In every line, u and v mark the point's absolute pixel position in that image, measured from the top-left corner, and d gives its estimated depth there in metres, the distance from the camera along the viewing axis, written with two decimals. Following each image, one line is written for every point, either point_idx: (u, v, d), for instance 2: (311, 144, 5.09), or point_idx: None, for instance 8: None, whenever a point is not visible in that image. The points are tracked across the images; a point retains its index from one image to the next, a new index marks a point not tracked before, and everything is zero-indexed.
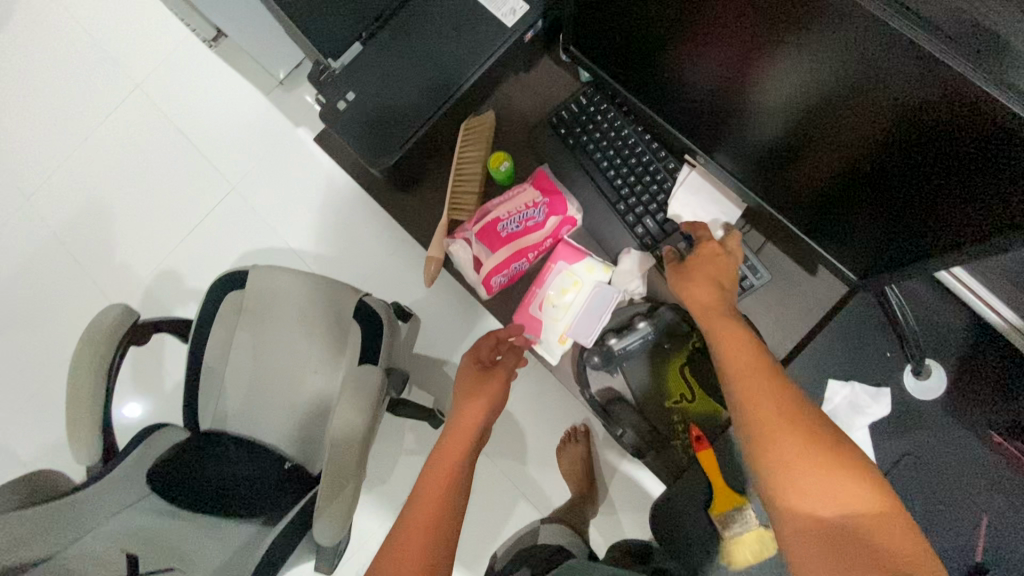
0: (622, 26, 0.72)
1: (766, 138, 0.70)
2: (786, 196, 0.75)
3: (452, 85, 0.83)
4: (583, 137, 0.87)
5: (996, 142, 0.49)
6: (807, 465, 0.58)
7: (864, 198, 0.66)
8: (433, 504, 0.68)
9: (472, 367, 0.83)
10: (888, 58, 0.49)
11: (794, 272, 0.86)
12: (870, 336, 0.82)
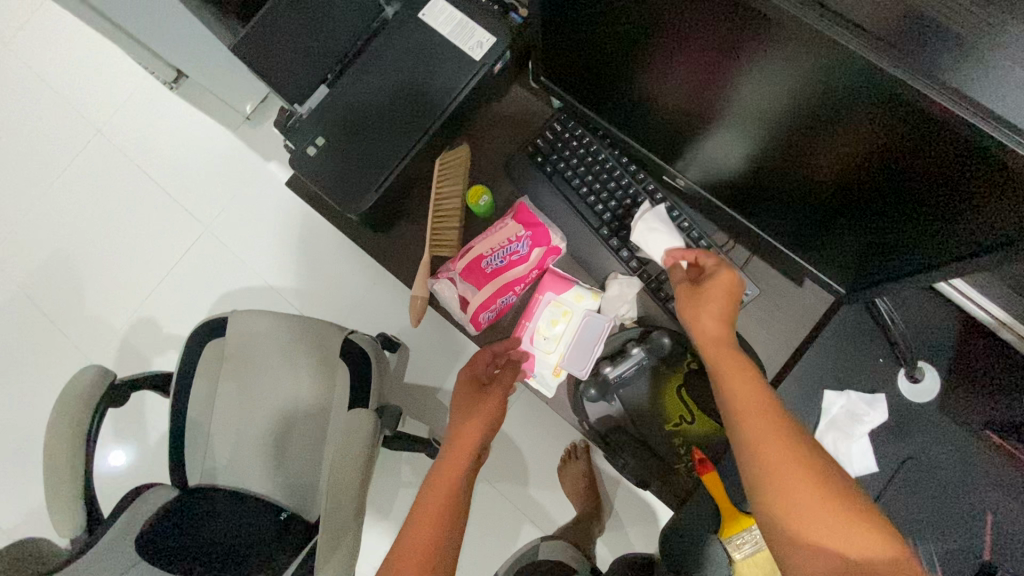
0: (585, 51, 0.71)
1: (740, 153, 0.69)
2: (768, 209, 0.74)
3: (423, 120, 0.82)
4: (561, 164, 0.87)
5: (964, 152, 0.48)
6: (819, 516, 0.55)
7: (844, 206, 0.65)
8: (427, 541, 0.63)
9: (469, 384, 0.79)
10: (854, 79, 0.49)
11: (782, 284, 0.86)
12: (863, 342, 0.81)
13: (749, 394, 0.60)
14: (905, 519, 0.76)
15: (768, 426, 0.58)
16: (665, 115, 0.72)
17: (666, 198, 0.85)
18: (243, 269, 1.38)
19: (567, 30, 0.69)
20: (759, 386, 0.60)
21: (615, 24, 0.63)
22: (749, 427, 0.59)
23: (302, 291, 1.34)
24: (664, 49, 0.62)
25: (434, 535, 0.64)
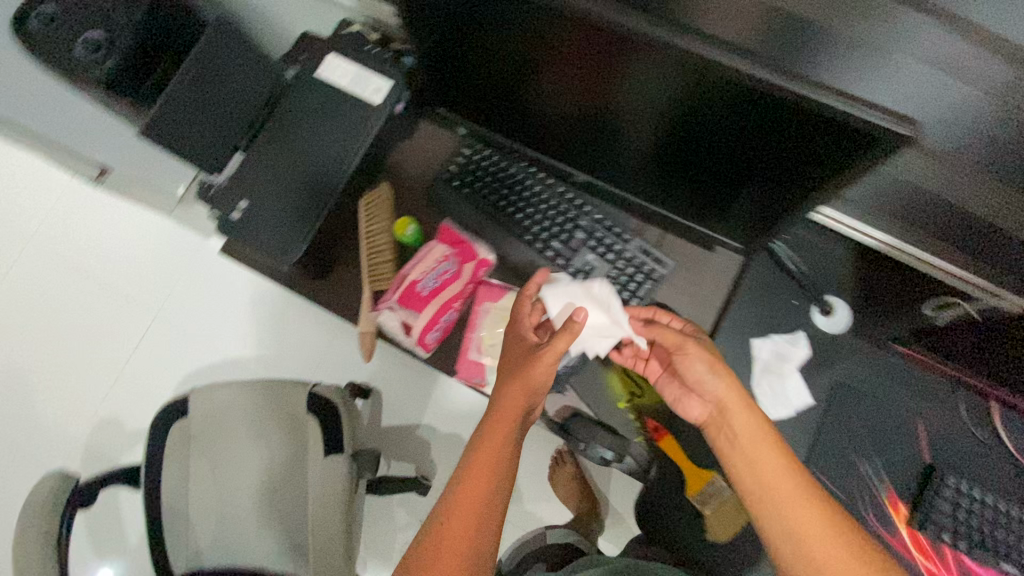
0: (478, 79, 0.79)
1: (629, 147, 0.76)
2: (663, 191, 0.82)
3: (339, 167, 0.86)
4: (476, 184, 0.93)
5: (792, 115, 0.56)
6: (824, 536, 0.63)
7: (721, 180, 0.73)
8: (467, 510, 0.65)
9: (519, 344, 0.76)
10: (694, 67, 0.57)
11: (695, 252, 0.91)
12: (776, 289, 0.89)
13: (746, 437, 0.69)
14: (847, 439, 0.84)
15: (773, 462, 0.66)
16: (559, 124, 0.79)
17: (577, 197, 0.92)
18: (198, 349, 1.38)
19: (461, 64, 0.76)
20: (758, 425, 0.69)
21: (504, 52, 0.70)
22: (756, 465, 0.67)
23: (261, 356, 1.35)
24: (542, 62, 0.68)
25: (472, 505, 0.66)
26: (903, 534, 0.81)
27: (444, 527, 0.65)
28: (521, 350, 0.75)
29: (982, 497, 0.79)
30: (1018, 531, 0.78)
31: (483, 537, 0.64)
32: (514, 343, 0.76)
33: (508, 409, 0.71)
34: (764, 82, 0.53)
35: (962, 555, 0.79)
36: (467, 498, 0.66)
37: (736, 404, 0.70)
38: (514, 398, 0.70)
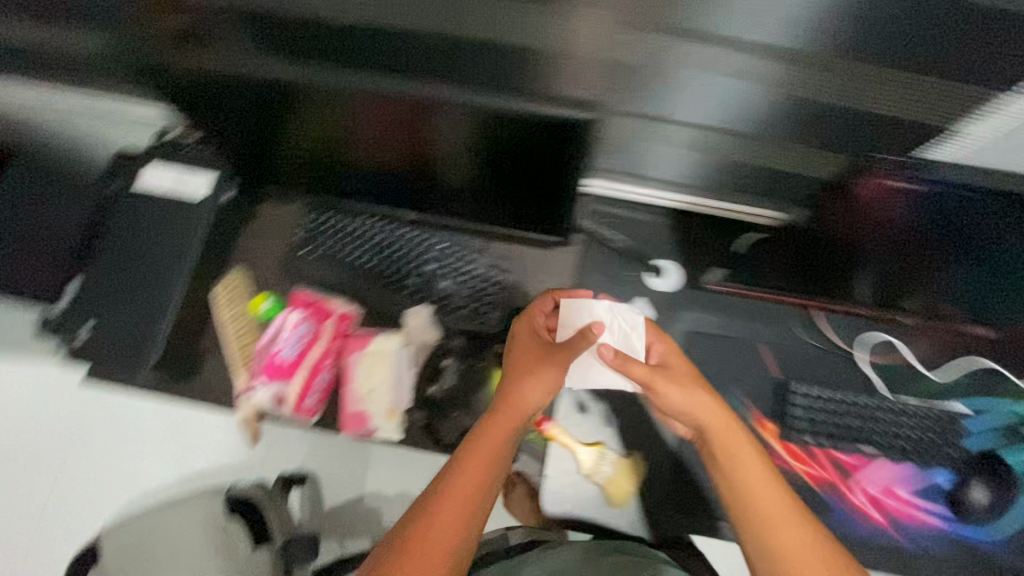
0: (287, 139, 0.82)
1: (435, 176, 0.84)
2: (474, 208, 0.91)
3: (177, 267, 0.88)
4: (324, 244, 0.98)
5: (535, 129, 0.65)
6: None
7: (512, 189, 0.83)
8: (452, 518, 0.56)
9: (537, 347, 0.69)
10: (457, 107, 0.64)
11: (538, 254, 0.99)
12: (611, 267, 0.99)
13: (724, 454, 0.59)
14: (709, 380, 0.93)
15: (754, 480, 0.57)
16: (383, 175, 0.86)
17: (419, 232, 0.98)
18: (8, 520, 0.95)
19: (282, 140, 0.82)
20: (735, 438, 0.60)
21: (303, 117, 0.73)
22: (734, 484, 0.58)
23: (97, 495, 0.96)
24: (345, 130, 0.75)
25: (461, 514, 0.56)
26: (778, 448, 0.89)
27: (423, 535, 0.54)
28: (536, 353, 0.68)
29: (829, 395, 0.89)
30: (866, 414, 0.88)
31: (468, 535, 0.56)
32: (531, 345, 0.69)
33: (520, 413, 0.63)
34: (507, 109, 0.62)
35: (827, 449, 0.89)
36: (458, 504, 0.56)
37: (714, 422, 0.61)
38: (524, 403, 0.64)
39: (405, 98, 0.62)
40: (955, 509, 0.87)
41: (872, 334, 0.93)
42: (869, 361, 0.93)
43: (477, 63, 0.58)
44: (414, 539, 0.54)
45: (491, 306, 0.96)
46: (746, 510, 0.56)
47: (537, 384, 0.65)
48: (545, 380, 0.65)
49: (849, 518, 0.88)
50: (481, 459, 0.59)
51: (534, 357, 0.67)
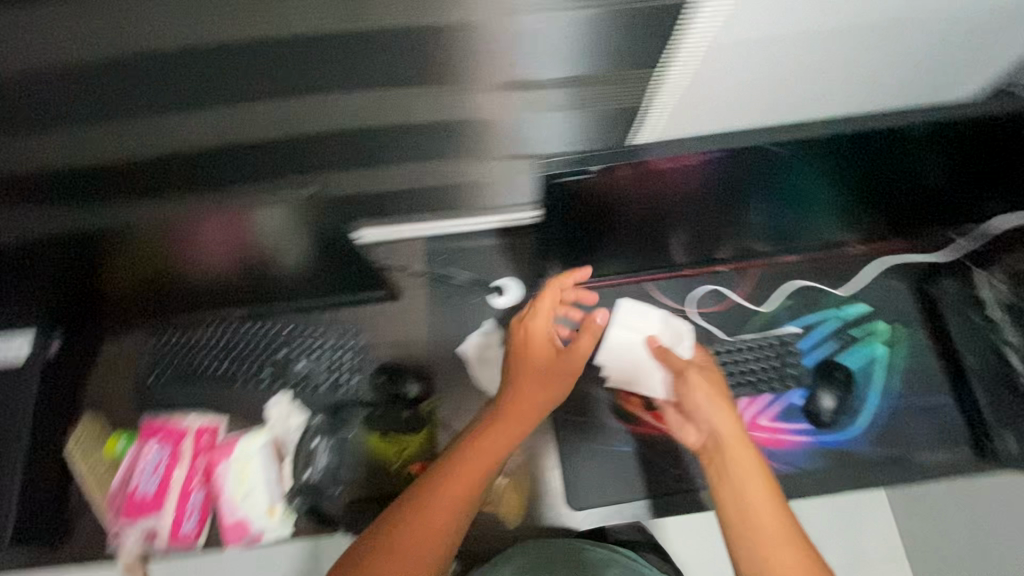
0: (77, 273, 0.82)
1: (232, 276, 0.89)
2: (278, 297, 0.97)
3: (10, 435, 0.85)
4: (166, 366, 0.96)
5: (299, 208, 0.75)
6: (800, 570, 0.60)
7: (303, 271, 0.92)
8: (458, 485, 0.71)
9: (541, 337, 0.85)
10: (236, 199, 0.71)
11: (386, 306, 1.01)
12: (457, 298, 1.02)
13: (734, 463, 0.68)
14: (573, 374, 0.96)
15: (752, 488, 0.65)
16: (210, 287, 0.92)
17: (261, 323, 0.99)
18: None
19: (105, 282, 0.87)
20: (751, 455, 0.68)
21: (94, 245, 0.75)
22: (739, 493, 0.65)
23: None
24: (160, 260, 0.81)
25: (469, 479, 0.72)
26: (646, 419, 0.94)
27: (434, 499, 0.69)
28: (540, 345, 0.84)
29: None
30: None
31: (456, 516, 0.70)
32: (537, 334, 0.85)
33: (524, 401, 0.80)
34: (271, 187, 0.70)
35: None
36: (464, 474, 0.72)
37: (738, 442, 0.70)
38: (530, 391, 0.81)
39: (182, 217, 0.71)
40: (814, 424, 0.93)
41: (696, 290, 1.01)
42: (700, 314, 1.00)
43: (237, 163, 0.67)
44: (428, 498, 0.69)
45: (350, 372, 0.97)
46: (742, 515, 0.63)
47: (535, 380, 0.82)
48: (536, 375, 0.82)
49: None
50: (492, 441, 0.76)
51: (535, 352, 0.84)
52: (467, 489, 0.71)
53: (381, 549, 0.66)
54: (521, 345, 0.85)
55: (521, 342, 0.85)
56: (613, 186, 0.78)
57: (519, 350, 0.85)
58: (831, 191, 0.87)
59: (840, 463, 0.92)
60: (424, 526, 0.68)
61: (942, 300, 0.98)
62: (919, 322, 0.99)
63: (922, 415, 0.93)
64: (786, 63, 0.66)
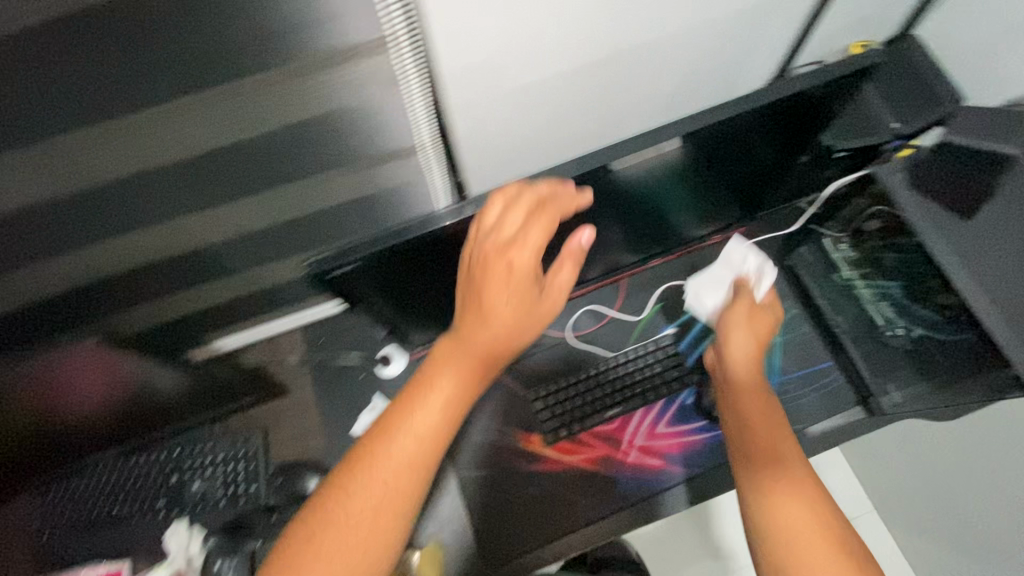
0: None
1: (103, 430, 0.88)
2: (153, 433, 0.95)
3: None
4: (56, 522, 0.94)
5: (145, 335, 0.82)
6: (812, 535, 0.58)
7: (173, 403, 0.91)
8: (430, 420, 0.62)
9: (533, 242, 0.65)
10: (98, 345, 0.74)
11: (274, 406, 1.02)
12: (343, 381, 1.03)
13: (759, 419, 0.69)
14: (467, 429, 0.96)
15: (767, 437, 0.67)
16: (78, 444, 0.88)
17: (141, 454, 0.96)
18: None
19: None
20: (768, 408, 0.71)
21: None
22: (749, 454, 0.67)
23: None
24: (32, 439, 0.78)
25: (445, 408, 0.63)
26: (550, 453, 0.94)
27: (387, 434, 0.62)
28: (529, 247, 0.64)
29: (566, 384, 0.97)
30: (601, 382, 0.97)
31: (398, 451, 0.61)
32: (528, 238, 0.65)
33: (491, 323, 0.64)
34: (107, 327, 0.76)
35: (588, 431, 0.95)
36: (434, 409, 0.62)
37: (756, 390, 0.72)
38: (508, 308, 0.64)
39: (50, 393, 0.72)
40: (709, 419, 0.95)
41: (574, 314, 1.02)
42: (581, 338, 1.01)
43: (76, 309, 0.70)
44: (399, 436, 0.61)
45: (247, 480, 0.96)
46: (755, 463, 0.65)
47: (514, 296, 0.64)
48: (511, 285, 0.63)
49: (635, 478, 0.93)
50: (472, 359, 0.64)
51: (524, 254, 0.64)
52: (420, 427, 0.62)
53: (339, 484, 0.60)
54: (506, 241, 0.65)
55: (504, 238, 0.65)
56: (406, 259, 0.72)
57: (507, 246, 0.64)
58: (664, 201, 0.88)
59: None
60: (394, 463, 0.60)
61: (802, 271, 1.02)
62: (785, 296, 1.04)
63: (808, 384, 0.97)
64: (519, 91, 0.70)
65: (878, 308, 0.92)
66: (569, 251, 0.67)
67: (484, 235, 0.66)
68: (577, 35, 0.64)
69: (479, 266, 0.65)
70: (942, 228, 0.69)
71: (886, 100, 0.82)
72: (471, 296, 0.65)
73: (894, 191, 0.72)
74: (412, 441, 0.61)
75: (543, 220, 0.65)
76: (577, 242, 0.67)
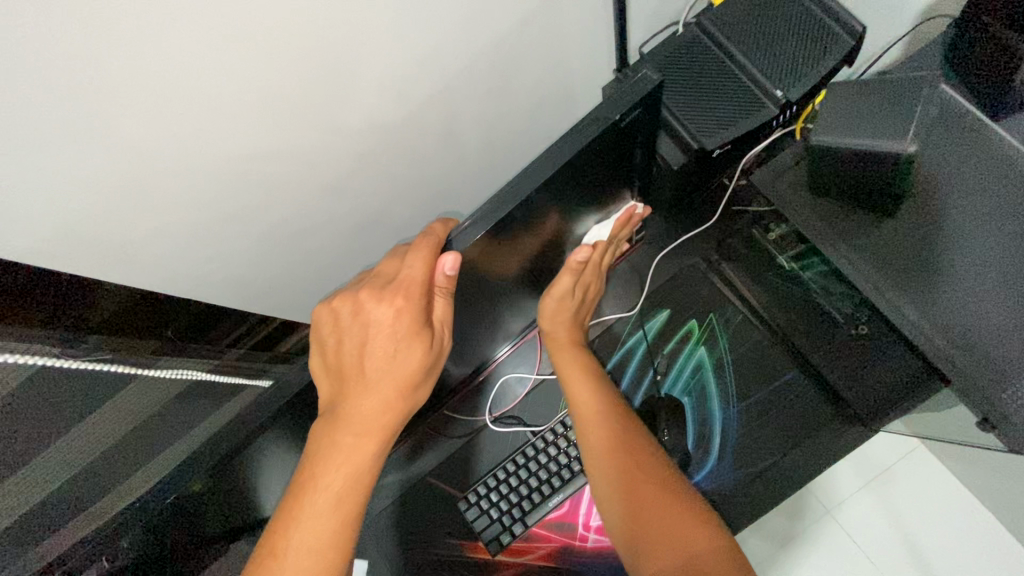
0: None
1: None
2: None
3: None
4: None
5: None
6: (633, 462, 0.65)
7: None
8: (341, 484, 0.50)
9: (409, 291, 0.48)
10: None
11: None
12: None
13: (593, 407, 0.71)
14: (411, 553, 0.85)
15: (602, 433, 0.68)
16: None
17: None
18: None
19: None
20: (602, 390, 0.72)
21: None
22: (588, 434, 0.69)
23: None
24: None
25: (353, 471, 0.51)
26: (502, 560, 0.83)
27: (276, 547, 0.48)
28: (410, 301, 0.48)
29: (499, 478, 0.85)
30: (536, 466, 0.85)
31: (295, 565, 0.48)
32: (409, 278, 0.47)
33: (373, 393, 0.51)
34: None
35: (536, 524, 0.84)
36: (338, 477, 0.50)
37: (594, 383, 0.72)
38: (389, 376, 0.52)
39: None
40: None
41: (493, 390, 0.89)
42: (507, 415, 0.88)
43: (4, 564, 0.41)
44: (293, 545, 0.48)
45: None
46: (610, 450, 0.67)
47: (402, 362, 0.52)
48: (391, 346, 0.51)
49: (600, 568, 0.80)
50: (362, 437, 0.51)
51: (403, 310, 0.49)
52: (319, 520, 0.49)
53: None
54: (387, 281, 0.50)
55: (384, 280, 0.50)
56: (236, 474, 0.51)
57: (379, 296, 0.49)
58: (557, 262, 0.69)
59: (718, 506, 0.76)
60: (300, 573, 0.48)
61: (732, 274, 0.84)
62: (725, 297, 0.84)
63: (780, 403, 0.79)
64: (280, 195, 0.59)
65: (834, 306, 0.75)
66: (436, 283, 0.48)
67: (338, 310, 0.52)
68: (282, 122, 0.53)
69: (337, 334, 0.52)
70: (859, 245, 0.55)
71: (743, 55, 0.64)
72: (327, 374, 0.52)
73: (783, 204, 0.59)
74: (329, 511, 0.50)
75: (424, 249, 0.47)
76: (441, 271, 0.47)
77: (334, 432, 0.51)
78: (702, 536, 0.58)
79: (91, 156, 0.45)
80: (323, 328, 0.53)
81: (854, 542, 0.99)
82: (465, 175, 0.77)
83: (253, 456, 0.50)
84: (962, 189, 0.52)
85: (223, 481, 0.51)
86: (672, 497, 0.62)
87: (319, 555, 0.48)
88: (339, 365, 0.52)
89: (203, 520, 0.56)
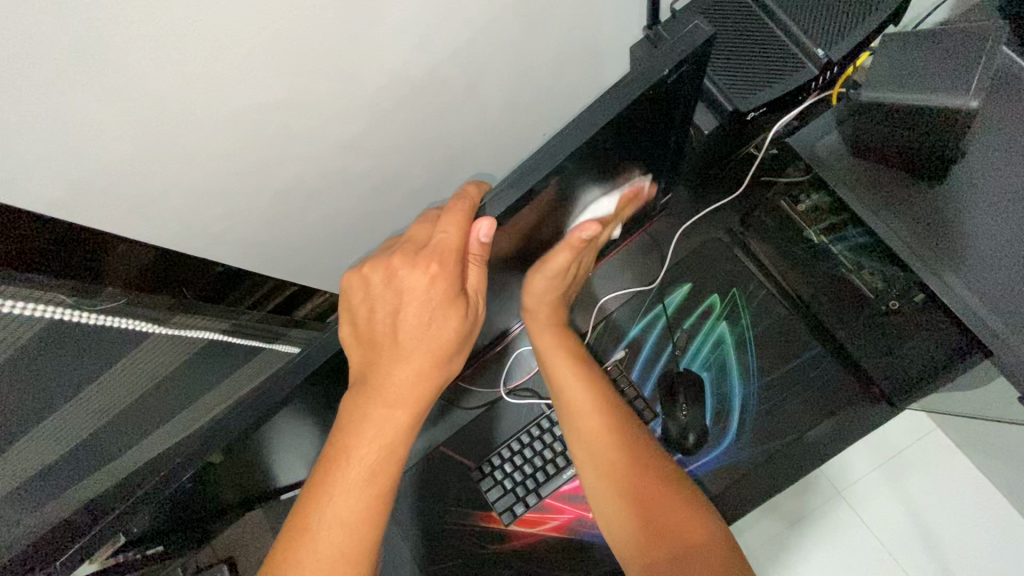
0: None
1: None
2: None
3: None
4: None
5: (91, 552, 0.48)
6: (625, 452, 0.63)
7: None
8: (376, 455, 0.50)
9: (444, 258, 0.46)
10: None
11: None
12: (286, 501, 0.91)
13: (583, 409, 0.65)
14: (425, 522, 0.85)
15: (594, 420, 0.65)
16: None
17: None
18: None
19: None
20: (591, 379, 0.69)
21: None
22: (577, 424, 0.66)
23: None
24: None
25: (387, 443, 0.51)
26: (516, 531, 0.83)
27: (313, 512, 0.49)
28: (445, 268, 0.47)
29: (514, 451, 0.85)
30: (551, 440, 0.84)
31: (334, 532, 0.49)
32: (442, 244, 0.46)
33: (407, 363, 0.51)
34: None
35: (550, 496, 0.83)
36: (373, 449, 0.50)
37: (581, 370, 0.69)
38: (422, 345, 0.50)
39: None
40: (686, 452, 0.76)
41: (509, 364, 0.88)
42: (522, 388, 0.87)
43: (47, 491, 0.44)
44: (331, 512, 0.49)
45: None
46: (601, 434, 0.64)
47: (436, 332, 0.50)
48: (425, 316, 0.49)
49: None
50: (395, 409, 0.51)
51: (438, 277, 0.47)
52: (356, 489, 0.50)
53: (289, 554, 0.49)
54: (419, 247, 0.48)
55: (416, 246, 0.48)
56: (257, 440, 0.51)
57: (413, 262, 0.47)
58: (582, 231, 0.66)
59: (733, 482, 0.76)
60: (336, 539, 0.49)
61: (756, 244, 0.81)
62: (750, 272, 0.82)
63: (802, 380, 0.77)
64: (296, 153, 0.58)
65: (863, 278, 0.70)
66: (471, 249, 0.46)
67: (367, 277, 0.50)
68: (301, 76, 0.51)
69: (367, 303, 0.50)
70: (904, 211, 0.53)
71: (782, 11, 0.61)
72: (359, 344, 0.50)
73: (827, 168, 0.56)
74: (365, 481, 0.50)
75: (459, 214, 0.45)
76: (476, 237, 0.45)
77: (367, 404, 0.50)
78: (693, 520, 0.58)
79: (109, 105, 0.44)
80: (352, 296, 0.50)
81: (875, 533, 0.86)
82: (484, 140, 0.74)
83: (276, 422, 0.50)
84: (1000, 153, 0.50)
85: (245, 446, 0.51)
86: (667, 487, 0.60)
87: (355, 523, 0.49)
88: (371, 337, 0.50)
89: (222, 483, 0.56)
